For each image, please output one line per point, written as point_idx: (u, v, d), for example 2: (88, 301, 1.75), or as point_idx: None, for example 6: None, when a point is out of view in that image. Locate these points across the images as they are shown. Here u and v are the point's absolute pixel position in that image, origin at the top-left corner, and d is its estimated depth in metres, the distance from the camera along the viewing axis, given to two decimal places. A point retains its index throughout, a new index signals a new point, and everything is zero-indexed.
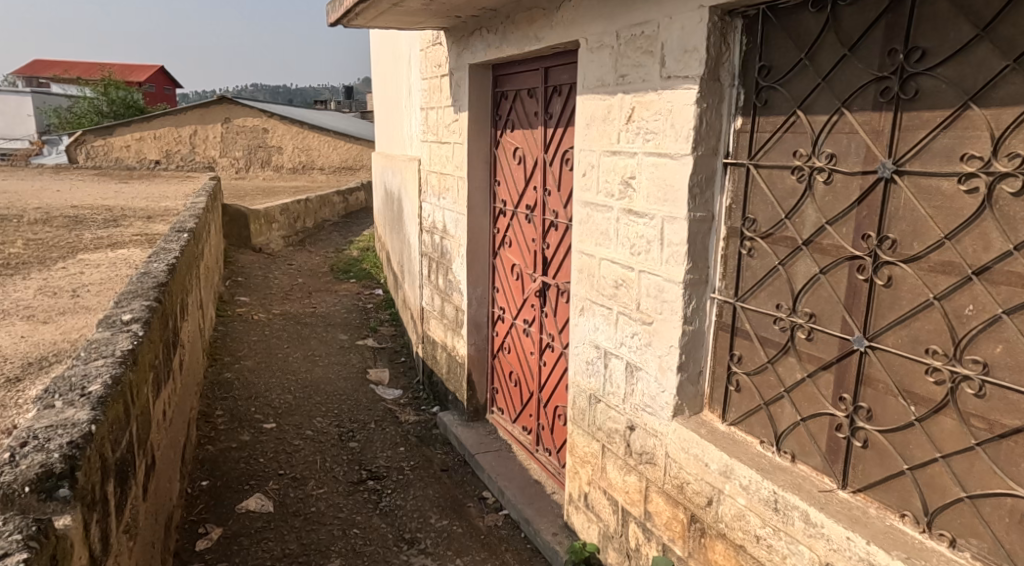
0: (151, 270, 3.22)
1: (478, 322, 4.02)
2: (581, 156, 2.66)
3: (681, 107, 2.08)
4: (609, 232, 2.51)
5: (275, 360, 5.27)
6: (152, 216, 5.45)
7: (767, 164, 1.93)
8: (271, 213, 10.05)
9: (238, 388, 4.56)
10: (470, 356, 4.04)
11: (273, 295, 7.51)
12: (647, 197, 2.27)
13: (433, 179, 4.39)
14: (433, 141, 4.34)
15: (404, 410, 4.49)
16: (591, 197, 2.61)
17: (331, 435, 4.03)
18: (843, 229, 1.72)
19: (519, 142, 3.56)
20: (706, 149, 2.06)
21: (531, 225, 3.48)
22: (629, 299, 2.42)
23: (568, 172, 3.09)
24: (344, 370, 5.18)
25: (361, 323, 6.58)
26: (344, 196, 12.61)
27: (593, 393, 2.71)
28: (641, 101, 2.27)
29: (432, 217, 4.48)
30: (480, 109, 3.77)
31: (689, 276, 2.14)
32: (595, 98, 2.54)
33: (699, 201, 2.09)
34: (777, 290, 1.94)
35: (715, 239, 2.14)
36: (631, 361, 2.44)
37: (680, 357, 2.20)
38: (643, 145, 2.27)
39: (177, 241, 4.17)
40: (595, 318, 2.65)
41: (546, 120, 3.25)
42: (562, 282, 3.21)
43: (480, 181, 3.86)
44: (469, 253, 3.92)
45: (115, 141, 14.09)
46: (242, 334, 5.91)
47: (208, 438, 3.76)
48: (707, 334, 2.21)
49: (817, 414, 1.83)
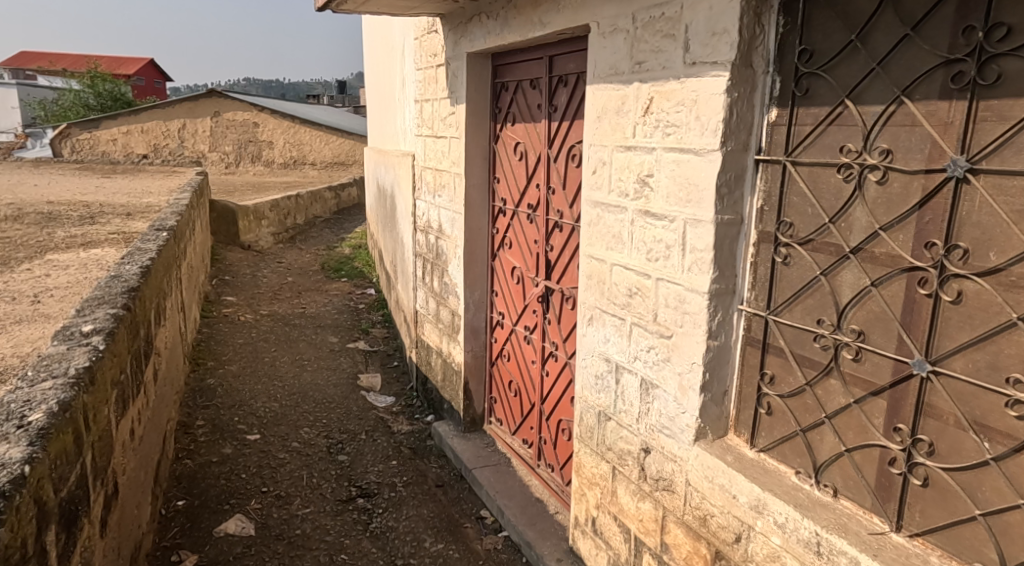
0: (122, 272, 2.97)
1: (475, 328, 3.80)
2: (591, 152, 2.44)
3: (708, 97, 1.86)
4: (622, 235, 2.29)
5: (261, 365, 5.02)
6: (131, 212, 5.19)
7: (807, 161, 1.71)
8: (261, 209, 9.79)
9: (221, 395, 4.32)
10: (468, 364, 3.81)
11: (261, 295, 7.27)
12: (666, 197, 2.05)
13: (427, 175, 4.15)
14: (427, 136, 4.11)
15: (397, 420, 4.27)
16: (601, 197, 2.39)
17: (319, 447, 3.79)
18: (901, 236, 1.50)
19: (520, 136, 3.33)
20: (736, 144, 1.84)
21: (533, 225, 3.26)
22: (645, 309, 2.20)
23: (575, 169, 2.87)
24: (334, 376, 4.95)
25: (352, 324, 6.34)
26: (336, 192, 12.35)
27: (602, 410, 2.49)
28: (660, 91, 2.05)
29: (427, 216, 4.24)
30: (479, 101, 3.54)
31: (715, 286, 1.92)
32: (607, 88, 2.32)
33: (727, 202, 1.88)
34: (818, 303, 1.72)
35: (743, 245, 1.92)
36: (646, 377, 2.22)
37: (703, 376, 1.98)
38: (662, 139, 2.05)
39: (155, 241, 3.91)
40: (605, 329, 2.43)
41: (551, 113, 3.03)
42: (568, 287, 2.99)
43: (478, 178, 3.63)
44: (467, 254, 3.69)
45: (102, 134, 13.77)
46: (228, 336, 5.66)
47: (187, 451, 3.52)
48: (733, 349, 1.99)
49: (865, 445, 1.62)
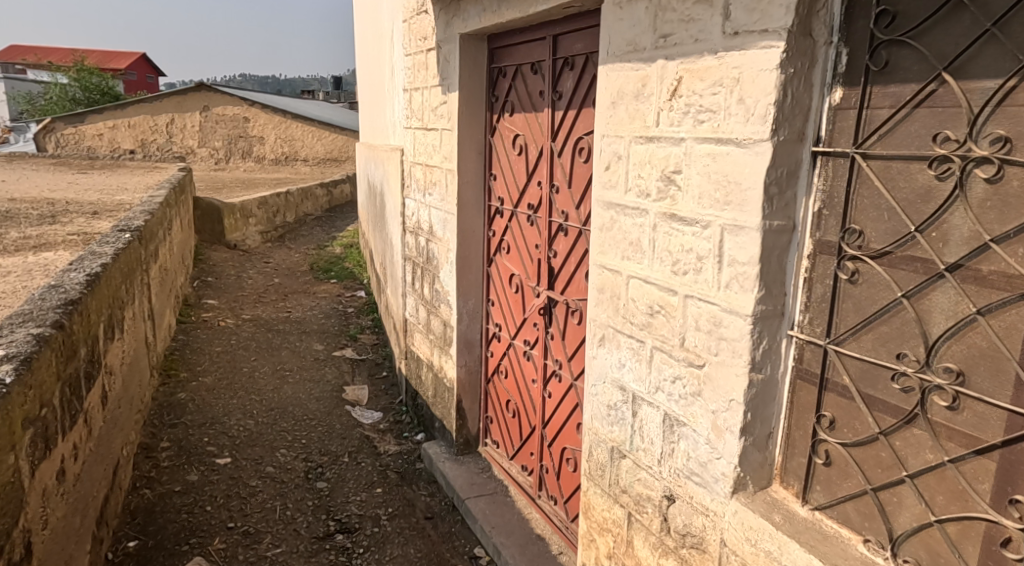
0: (65, 281, 2.60)
1: (469, 340, 3.44)
2: (603, 144, 2.08)
3: (755, 73, 1.50)
4: (642, 242, 1.93)
5: (239, 376, 4.65)
6: (98, 211, 4.81)
7: (885, 153, 1.36)
8: (248, 207, 9.40)
9: (192, 412, 3.95)
10: (461, 380, 3.45)
11: (244, 298, 6.89)
12: (698, 198, 1.69)
13: (417, 172, 3.79)
14: (417, 128, 3.74)
15: (384, 439, 3.91)
16: (616, 197, 2.03)
17: (296, 473, 3.43)
18: (1022, 250, 1.15)
19: (520, 128, 2.97)
20: (790, 132, 1.48)
21: (533, 228, 2.90)
22: (670, 331, 1.84)
23: (583, 165, 2.51)
24: (317, 388, 4.59)
25: (339, 330, 5.97)
26: (328, 188, 11.94)
27: (616, 445, 2.13)
28: (691, 68, 1.69)
29: (417, 216, 3.88)
30: (473, 89, 3.17)
31: (760, 307, 1.57)
32: (624, 68, 1.96)
33: (776, 205, 1.53)
34: (897, 333, 1.36)
35: (795, 256, 1.57)
36: (671, 412, 1.87)
37: (744, 416, 1.63)
38: (693, 127, 1.69)
39: (113, 243, 3.53)
40: (619, 351, 2.08)
41: (556, 101, 2.67)
42: (574, 299, 2.63)
43: (473, 175, 3.27)
44: (460, 259, 3.33)
45: (87, 129, 13.37)
46: (205, 343, 5.29)
47: (146, 479, 3.15)
48: (781, 383, 1.64)
49: (962, 517, 1.27)
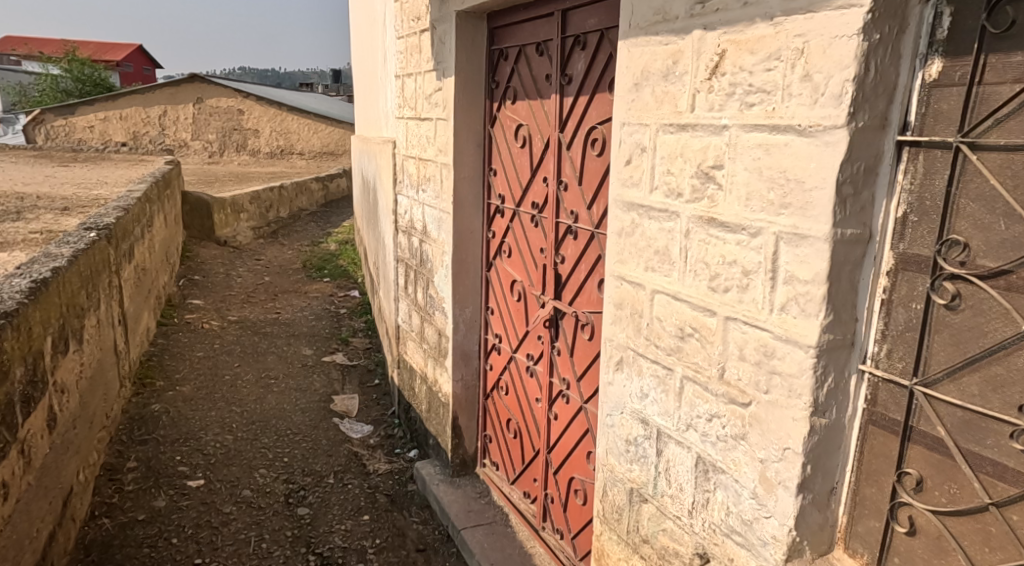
0: (5, 287, 2.28)
1: (466, 352, 3.13)
2: (623, 134, 1.76)
3: (826, 41, 1.18)
4: (671, 250, 1.62)
5: (219, 385, 4.34)
6: (68, 207, 4.49)
7: (1006, 142, 1.04)
8: (239, 202, 9.07)
9: (164, 426, 3.63)
10: (456, 395, 3.14)
11: (232, 298, 6.57)
12: (744, 198, 1.38)
13: (410, 165, 3.47)
14: (410, 118, 3.42)
15: (374, 457, 3.61)
16: (639, 196, 1.71)
17: (275, 497, 3.13)
18: None
19: (523, 117, 2.65)
20: (871, 118, 1.17)
21: (538, 230, 2.59)
22: (706, 358, 1.53)
23: (596, 159, 2.20)
24: (304, 398, 4.28)
25: (330, 334, 5.64)
26: (323, 183, 11.61)
27: (636, 487, 1.82)
28: (737, 38, 1.38)
29: (409, 214, 3.56)
30: (471, 73, 2.85)
31: (826, 337, 1.26)
32: (649, 43, 1.64)
33: (850, 210, 1.21)
34: (1019, 377, 1.05)
35: (871, 273, 1.26)
36: (705, 455, 1.56)
37: (803, 469, 1.31)
38: (741, 112, 1.38)
39: (74, 242, 3.20)
40: (641, 378, 1.77)
41: (566, 85, 2.35)
42: (584, 311, 2.32)
43: (471, 169, 2.95)
44: (455, 263, 3.02)
45: (77, 121, 12.98)
46: (185, 349, 4.97)
47: (106, 507, 2.84)
48: (848, 429, 1.32)
49: None
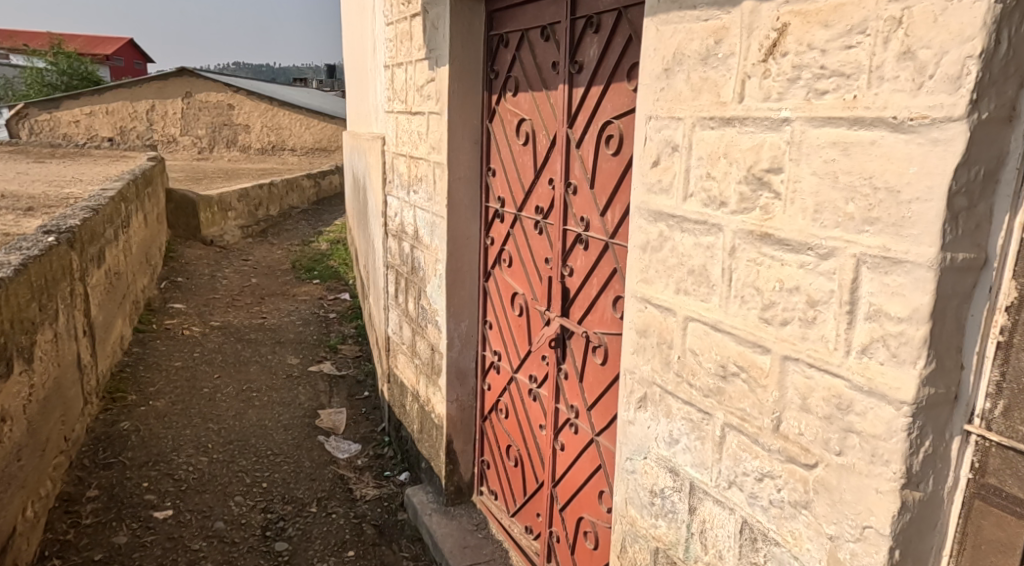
0: None
1: (462, 370, 2.85)
2: (649, 130, 1.48)
3: (936, 6, 0.90)
4: (710, 270, 1.34)
5: (196, 399, 4.05)
6: (33, 207, 4.18)
7: None
8: (227, 200, 8.75)
9: (133, 447, 3.33)
10: (451, 417, 2.86)
11: (216, 301, 6.27)
12: (813, 211, 1.10)
13: (400, 164, 3.18)
14: (400, 112, 3.13)
15: (361, 481, 3.33)
16: (669, 204, 1.43)
17: (251, 530, 2.86)
18: None
19: (525, 111, 2.37)
20: (996, 106, 0.89)
21: (543, 238, 2.31)
22: (755, 404, 1.25)
23: (611, 159, 1.92)
24: (287, 412, 3.99)
25: (318, 340, 5.35)
26: (315, 180, 11.30)
27: (662, 546, 1.55)
28: (803, 9, 1.09)
29: (400, 216, 3.27)
30: (468, 62, 2.57)
31: (927, 390, 0.98)
32: (683, 18, 1.36)
33: (963, 228, 0.93)
34: None
35: (984, 309, 0.98)
36: (753, 521, 1.28)
37: (890, 556, 1.03)
38: (809, 103, 1.10)
39: (28, 247, 2.90)
40: (670, 421, 1.49)
41: (576, 74, 2.07)
42: (596, 332, 2.05)
43: (468, 168, 2.66)
44: (450, 272, 2.73)
45: (62, 115, 12.59)
46: (162, 358, 4.67)
47: (59, 545, 2.55)
48: (946, 504, 1.04)
49: None
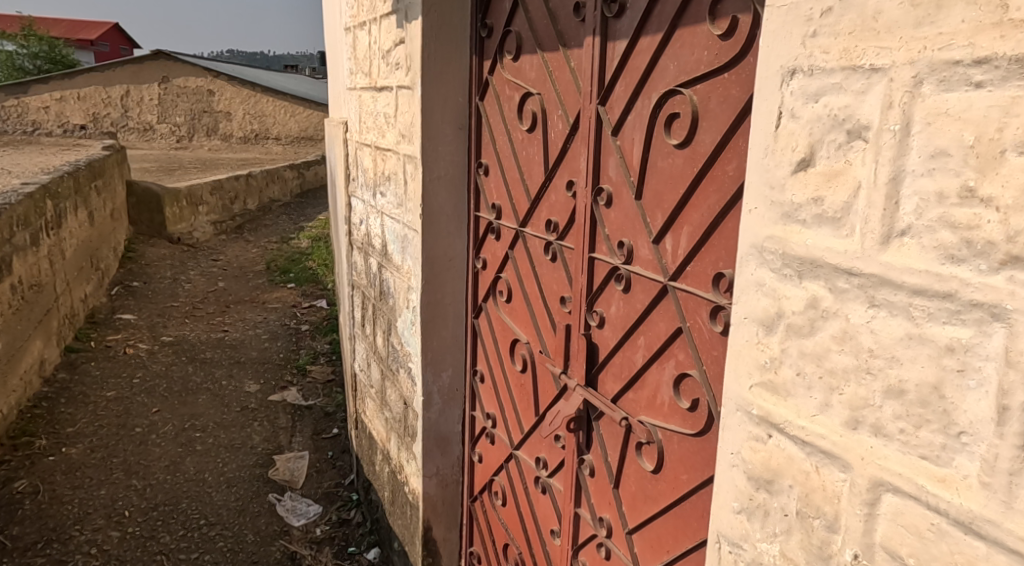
0: None
1: (444, 435, 2.12)
2: (788, 97, 0.74)
3: None
4: (959, 403, 0.61)
5: (122, 442, 3.32)
6: None
7: None
8: (197, 193, 7.94)
9: (21, 521, 2.60)
10: (429, 497, 2.13)
11: (174, 311, 5.50)
12: None
13: (365, 156, 2.43)
14: (364, 89, 2.38)
15: (317, 562, 2.58)
16: (841, 249, 0.70)
17: None
18: None
19: (531, 81, 1.62)
20: None
21: (557, 269, 1.58)
22: None
23: (674, 153, 1.18)
24: (236, 459, 3.26)
25: (286, 359, 4.61)
26: (299, 171, 10.52)
27: None
28: None
29: (365, 224, 2.52)
30: (450, 15, 1.82)
31: None
32: None
33: None
34: None
35: None
36: None
37: None
38: None
39: None
40: None
41: (613, 18, 1.33)
42: (644, 421, 1.32)
43: (451, 164, 1.92)
44: (427, 308, 1.98)
45: (31, 102, 11.29)
46: (93, 387, 3.91)
47: None
48: None
49: None
